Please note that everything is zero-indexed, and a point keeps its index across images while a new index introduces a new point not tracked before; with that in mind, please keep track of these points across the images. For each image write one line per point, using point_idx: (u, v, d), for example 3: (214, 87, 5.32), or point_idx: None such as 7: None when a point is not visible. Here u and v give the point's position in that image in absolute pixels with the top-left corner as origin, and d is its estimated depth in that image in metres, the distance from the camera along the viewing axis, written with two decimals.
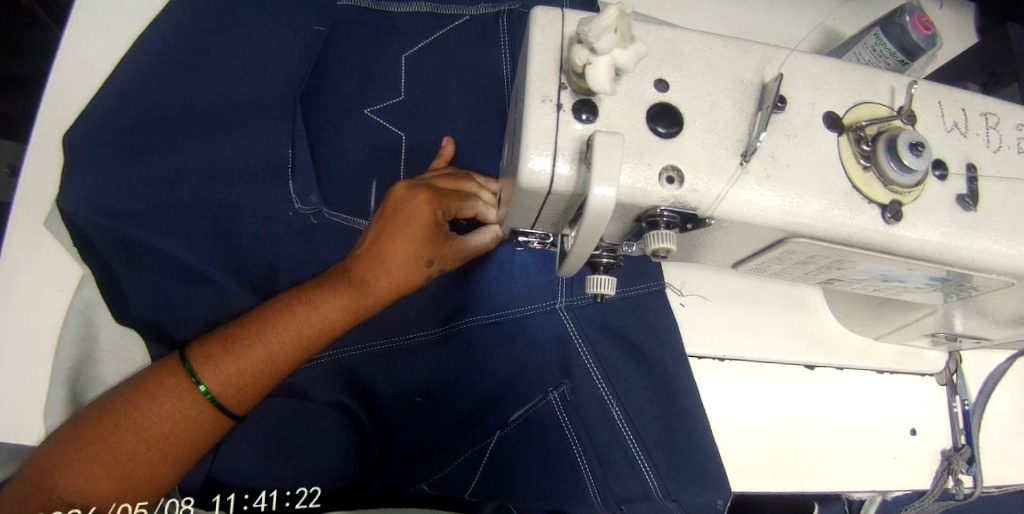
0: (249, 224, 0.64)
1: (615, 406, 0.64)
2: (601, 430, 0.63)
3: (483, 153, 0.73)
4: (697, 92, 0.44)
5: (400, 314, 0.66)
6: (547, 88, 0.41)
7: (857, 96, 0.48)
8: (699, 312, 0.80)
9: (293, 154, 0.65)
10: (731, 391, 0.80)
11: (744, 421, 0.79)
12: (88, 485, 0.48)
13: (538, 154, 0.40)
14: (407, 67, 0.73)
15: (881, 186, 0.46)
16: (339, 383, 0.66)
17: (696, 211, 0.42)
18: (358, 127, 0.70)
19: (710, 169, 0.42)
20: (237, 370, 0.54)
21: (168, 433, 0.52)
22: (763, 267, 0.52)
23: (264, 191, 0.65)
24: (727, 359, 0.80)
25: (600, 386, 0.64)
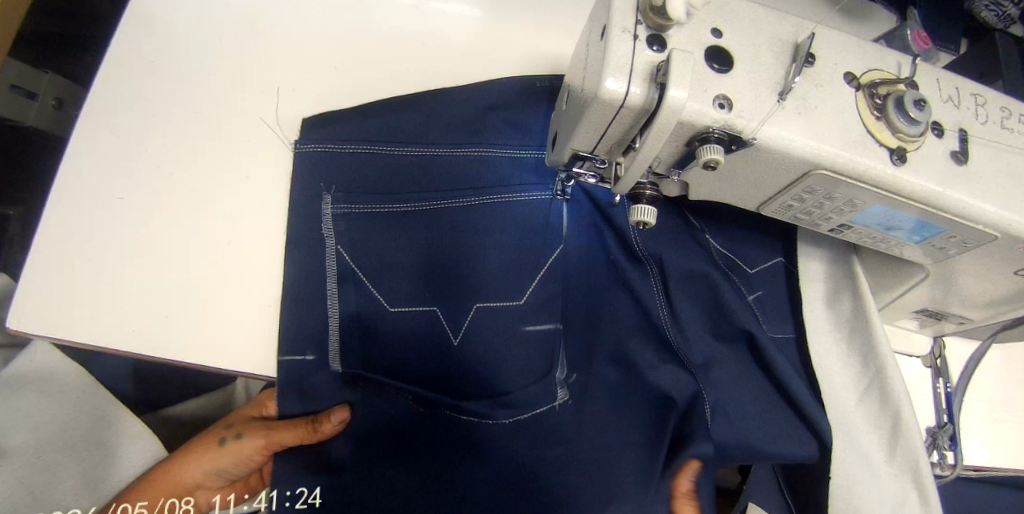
0: (355, 206, 0.75)
1: (670, 319, 0.76)
2: (679, 339, 0.75)
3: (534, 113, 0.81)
4: (744, 41, 0.53)
5: (481, 247, 0.74)
6: (626, 22, 0.50)
7: (871, 64, 0.58)
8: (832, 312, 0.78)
9: (376, 165, 0.77)
10: (838, 389, 0.75)
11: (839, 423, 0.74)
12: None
13: (615, 74, 0.49)
14: (442, 95, 0.82)
15: (889, 133, 0.55)
16: (423, 295, 0.74)
17: (741, 134, 0.51)
18: (404, 168, 0.78)
19: (755, 101, 0.51)
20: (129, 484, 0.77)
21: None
22: (785, 206, 0.60)
23: (351, 156, 0.77)
24: (840, 364, 0.76)
25: (659, 300, 0.76)
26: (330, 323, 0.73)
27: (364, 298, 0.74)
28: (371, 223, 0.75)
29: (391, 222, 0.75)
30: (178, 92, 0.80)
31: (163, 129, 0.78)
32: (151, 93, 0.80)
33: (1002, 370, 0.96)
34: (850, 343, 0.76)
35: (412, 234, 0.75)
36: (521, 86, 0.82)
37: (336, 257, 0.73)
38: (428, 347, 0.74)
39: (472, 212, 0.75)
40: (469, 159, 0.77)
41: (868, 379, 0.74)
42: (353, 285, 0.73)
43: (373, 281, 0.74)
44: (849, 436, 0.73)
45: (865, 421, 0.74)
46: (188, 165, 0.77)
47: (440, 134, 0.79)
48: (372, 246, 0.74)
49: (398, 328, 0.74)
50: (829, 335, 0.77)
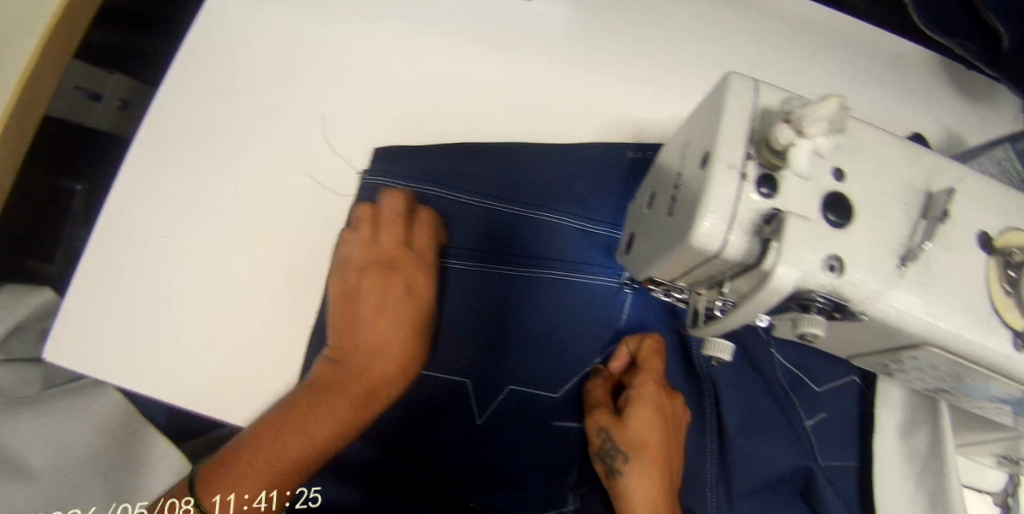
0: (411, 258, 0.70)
1: (726, 431, 0.64)
2: (736, 458, 0.63)
3: (605, 186, 0.74)
4: (870, 188, 0.45)
5: (530, 329, 0.68)
6: (734, 155, 0.43)
7: (1011, 221, 0.49)
8: (907, 445, 0.66)
9: (439, 214, 0.72)
10: None
11: None
12: (244, 482, 0.54)
13: (714, 217, 0.42)
14: (529, 148, 0.76)
15: (1016, 311, 0.47)
16: (459, 368, 0.67)
17: (848, 302, 0.44)
18: (465, 219, 0.72)
19: (871, 266, 0.44)
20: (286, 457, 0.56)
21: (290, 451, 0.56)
22: (876, 364, 0.53)
23: (417, 201, 0.72)
24: (904, 499, 0.65)
25: (710, 408, 0.66)
26: None
27: None
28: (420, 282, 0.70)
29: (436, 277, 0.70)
30: (234, 115, 0.76)
31: (212, 155, 0.75)
32: (206, 115, 0.76)
33: None
34: (921, 481, 0.65)
35: (455, 294, 0.69)
36: (598, 156, 0.76)
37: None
38: (449, 423, 0.66)
39: (529, 283, 0.69)
40: (539, 230, 0.71)
41: None
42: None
43: None
44: None
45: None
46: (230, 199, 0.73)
47: (516, 192, 0.73)
48: None
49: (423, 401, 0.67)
50: (899, 469, 0.66)
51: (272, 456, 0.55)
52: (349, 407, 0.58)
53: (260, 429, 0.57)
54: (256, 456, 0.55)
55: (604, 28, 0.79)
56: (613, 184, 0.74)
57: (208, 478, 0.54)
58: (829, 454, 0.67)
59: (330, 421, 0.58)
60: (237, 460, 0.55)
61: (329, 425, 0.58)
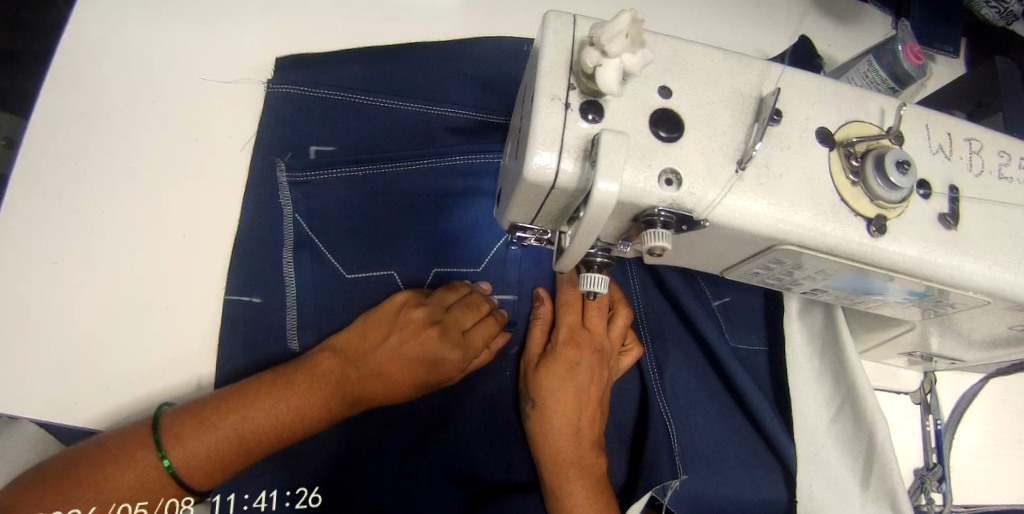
0: (324, 176, 0.71)
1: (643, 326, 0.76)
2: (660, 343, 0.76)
3: (491, 97, 0.79)
4: (698, 100, 0.46)
5: (450, 231, 0.73)
6: (557, 87, 0.43)
7: (849, 115, 0.50)
8: (806, 334, 0.70)
9: (343, 125, 0.74)
10: (808, 406, 0.69)
11: (809, 442, 0.68)
12: (205, 444, 0.55)
13: (545, 150, 0.42)
14: (422, 56, 0.79)
15: (867, 200, 0.48)
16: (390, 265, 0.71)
17: (691, 212, 0.44)
18: (371, 125, 0.75)
19: (707, 174, 0.44)
20: (247, 424, 0.57)
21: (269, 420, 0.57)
22: (750, 274, 0.54)
23: (323, 122, 0.74)
24: (814, 384, 0.70)
25: (637, 311, 0.77)
26: (285, 291, 0.69)
27: (322, 269, 0.70)
28: (332, 200, 0.71)
29: (348, 191, 0.71)
30: (98, 130, 0.72)
31: (78, 173, 0.70)
32: (65, 133, 0.71)
33: (1005, 404, 0.86)
34: (822, 359, 0.69)
35: (369, 199, 0.72)
36: (485, 58, 0.80)
37: (295, 225, 0.70)
38: None
39: (433, 176, 0.72)
40: (440, 133, 0.76)
41: (844, 398, 0.67)
42: (317, 249, 0.70)
43: (329, 248, 0.70)
44: (816, 456, 0.68)
45: (833, 450, 0.68)
46: (102, 221, 0.69)
47: (419, 95, 0.77)
48: (327, 212, 0.71)
49: (358, 300, 0.70)
50: (806, 352, 0.70)
51: (233, 417, 0.56)
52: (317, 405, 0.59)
53: (239, 390, 0.58)
54: (220, 411, 0.57)
55: (470, 20, 0.84)
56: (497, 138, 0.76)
57: (175, 427, 0.56)
58: (736, 338, 0.78)
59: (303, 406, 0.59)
60: (205, 411, 0.57)
61: (294, 406, 0.58)
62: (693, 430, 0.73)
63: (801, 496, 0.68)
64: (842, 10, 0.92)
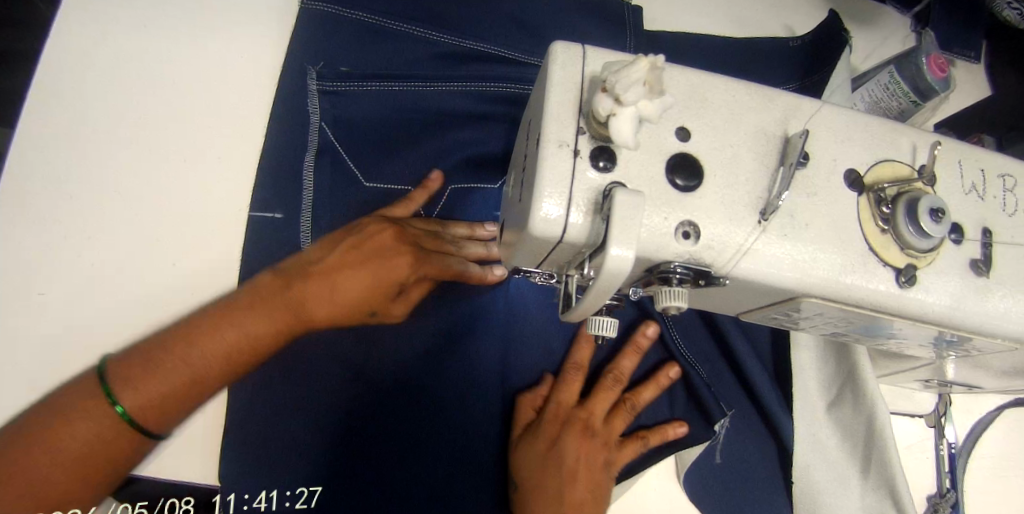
0: (352, 94, 0.67)
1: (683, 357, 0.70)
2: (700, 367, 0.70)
3: (521, 41, 0.71)
4: (719, 143, 0.42)
5: (473, 164, 0.71)
6: (564, 132, 0.39)
7: (879, 154, 0.47)
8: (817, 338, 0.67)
9: (377, 40, 0.68)
10: (808, 392, 0.66)
11: (811, 430, 0.65)
12: (149, 385, 0.47)
13: (552, 200, 0.38)
14: None
15: (896, 248, 0.45)
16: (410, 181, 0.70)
17: (710, 267, 0.41)
18: (404, 40, 0.69)
19: (730, 227, 0.41)
20: (194, 362, 0.48)
21: (223, 353, 0.49)
22: (769, 319, 0.50)
23: (352, 41, 0.68)
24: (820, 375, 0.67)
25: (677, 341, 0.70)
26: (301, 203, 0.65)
27: (340, 181, 0.67)
28: (358, 117, 0.68)
29: (369, 100, 0.68)
30: (56, 143, 0.64)
31: (36, 193, 0.62)
32: None
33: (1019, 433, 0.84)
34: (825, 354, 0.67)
35: (390, 113, 0.69)
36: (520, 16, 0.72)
37: (319, 133, 0.66)
38: None
39: (455, 96, 0.69)
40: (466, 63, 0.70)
41: (843, 381, 0.65)
42: (340, 164, 0.67)
43: (351, 160, 0.68)
44: (816, 441, 0.65)
45: (832, 433, 0.66)
46: None
47: (461, 19, 0.71)
48: (351, 130, 0.68)
49: (373, 214, 0.68)
50: (813, 353, 0.67)
51: (184, 351, 0.48)
52: (279, 322, 0.51)
53: (186, 329, 0.49)
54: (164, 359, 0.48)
55: None
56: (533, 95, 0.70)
57: (122, 373, 0.47)
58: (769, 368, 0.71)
59: (271, 321, 0.50)
60: (154, 348, 0.48)
61: (257, 328, 0.50)
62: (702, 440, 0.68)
63: (799, 478, 0.64)
64: (864, 12, 0.86)
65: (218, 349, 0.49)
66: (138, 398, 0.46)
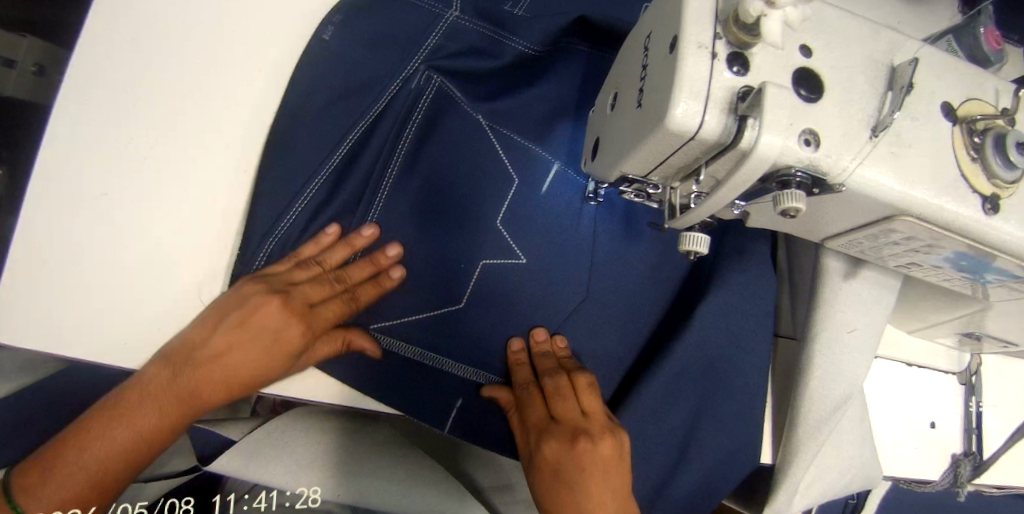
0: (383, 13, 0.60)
1: (735, 319, 0.60)
2: (743, 327, 0.60)
3: None
4: (836, 63, 0.45)
5: (504, 106, 0.61)
6: (703, 35, 0.42)
7: (968, 92, 0.50)
8: (874, 275, 0.57)
9: None
10: (834, 329, 0.58)
11: (823, 373, 0.59)
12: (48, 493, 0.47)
13: (688, 97, 0.41)
14: None
15: (984, 178, 0.48)
16: (419, 110, 0.60)
17: (826, 176, 0.44)
18: None
19: (843, 141, 0.44)
20: (78, 466, 0.48)
21: (109, 451, 0.49)
22: (853, 245, 0.53)
23: None
24: (852, 325, 0.58)
25: (744, 300, 0.60)
26: (310, 125, 0.59)
27: (343, 101, 0.60)
28: (387, 33, 0.60)
29: (433, 16, 0.59)
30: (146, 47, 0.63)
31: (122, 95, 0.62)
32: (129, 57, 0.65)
33: None
34: (864, 290, 0.58)
35: (471, 28, 0.59)
36: None
37: (327, 34, 0.60)
38: (416, 178, 0.60)
39: (473, 31, 0.59)
40: (535, 6, 0.61)
41: (865, 320, 0.58)
42: (339, 105, 0.60)
43: (364, 74, 0.60)
44: (830, 371, 0.59)
45: (851, 361, 0.59)
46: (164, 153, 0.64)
47: None
48: (373, 48, 0.60)
49: (387, 129, 0.59)
50: (859, 285, 0.58)
51: (77, 455, 0.48)
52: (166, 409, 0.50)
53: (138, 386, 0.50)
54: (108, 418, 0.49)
55: None
56: (577, 66, 0.63)
57: (22, 483, 0.47)
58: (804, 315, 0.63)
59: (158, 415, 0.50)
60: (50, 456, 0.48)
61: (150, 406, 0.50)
62: (726, 422, 0.62)
63: (800, 401, 0.60)
64: None
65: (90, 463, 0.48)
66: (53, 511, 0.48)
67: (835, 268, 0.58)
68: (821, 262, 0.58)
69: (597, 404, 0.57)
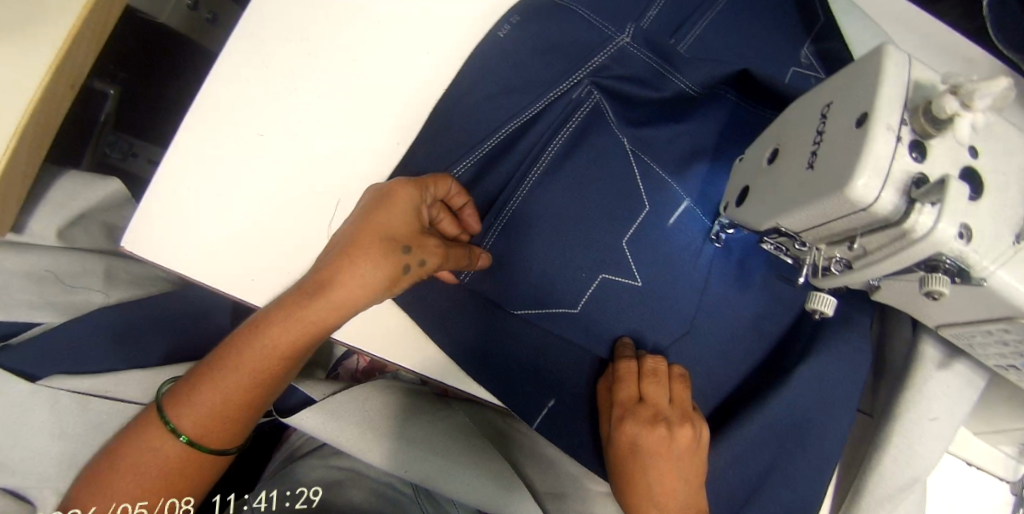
0: (563, 24, 0.65)
1: (826, 387, 0.63)
2: (831, 395, 0.63)
3: None
4: (995, 169, 0.49)
5: (653, 132, 0.66)
6: (893, 118, 0.45)
7: None
8: (969, 372, 0.60)
9: None
10: (918, 412, 0.61)
11: (898, 452, 0.61)
12: (202, 401, 0.54)
13: (870, 172, 0.44)
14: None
15: None
16: (575, 118, 0.64)
17: (971, 268, 0.47)
18: None
19: (993, 240, 0.47)
20: (222, 383, 0.54)
21: (251, 361, 0.54)
22: (961, 336, 0.56)
23: None
24: (936, 412, 0.61)
25: (837, 370, 0.63)
26: (474, 110, 0.65)
27: (509, 95, 0.65)
28: (564, 43, 0.65)
29: (605, 37, 0.64)
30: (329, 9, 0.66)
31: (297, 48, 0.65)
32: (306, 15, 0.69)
33: None
34: (955, 383, 0.60)
35: (638, 58, 0.64)
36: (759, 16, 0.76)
37: (506, 32, 0.66)
38: (559, 183, 0.64)
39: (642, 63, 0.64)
40: (696, 49, 0.68)
41: (950, 411, 0.61)
42: (505, 98, 0.65)
43: (531, 76, 0.65)
44: (906, 450, 0.61)
45: (929, 446, 0.61)
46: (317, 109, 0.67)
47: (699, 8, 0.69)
48: (543, 54, 0.65)
49: (542, 128, 0.64)
50: (952, 378, 0.60)
51: (227, 369, 0.54)
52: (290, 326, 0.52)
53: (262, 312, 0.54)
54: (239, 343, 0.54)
55: None
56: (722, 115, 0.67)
57: (175, 397, 0.55)
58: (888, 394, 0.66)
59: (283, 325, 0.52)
60: (199, 377, 0.55)
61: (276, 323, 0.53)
62: (798, 485, 0.63)
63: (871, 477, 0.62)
64: None
65: (235, 374, 0.54)
66: (206, 416, 0.54)
67: (930, 354, 0.61)
68: (917, 346, 0.62)
69: (685, 397, 0.59)
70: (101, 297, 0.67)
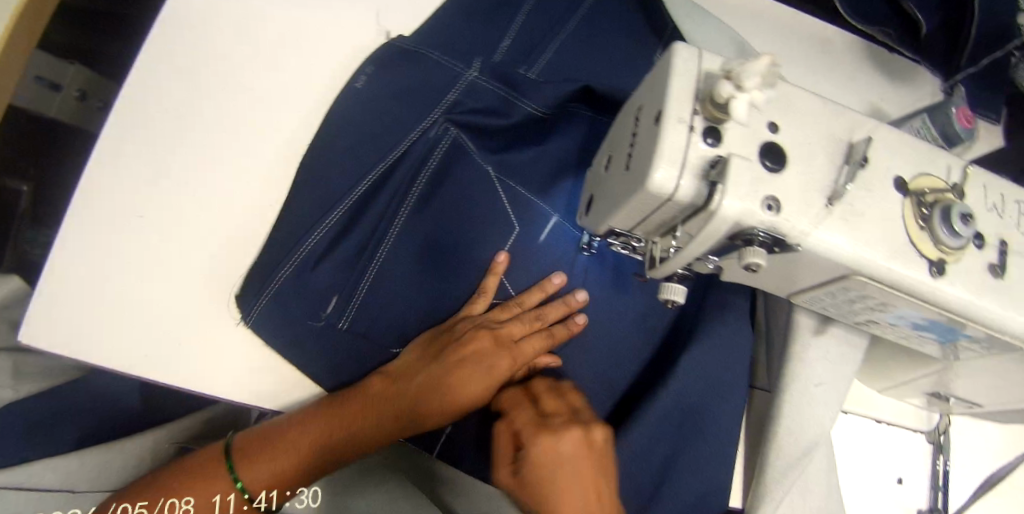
0: (411, 69, 0.68)
1: (705, 367, 0.66)
2: (711, 374, 0.66)
3: None
4: (799, 140, 0.51)
5: (512, 157, 0.69)
6: (683, 111, 0.48)
7: (920, 169, 0.56)
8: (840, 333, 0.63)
9: (455, 31, 0.71)
10: (800, 378, 0.64)
11: (793, 422, 0.63)
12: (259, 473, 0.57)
13: (666, 163, 0.47)
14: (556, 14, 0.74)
15: (930, 243, 0.53)
16: (438, 151, 0.67)
17: (786, 237, 0.50)
18: (494, 21, 0.72)
19: (803, 206, 0.50)
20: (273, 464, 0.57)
21: (299, 437, 0.58)
22: (816, 300, 0.59)
23: (438, 29, 0.71)
24: (818, 378, 0.63)
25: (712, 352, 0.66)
26: (340, 158, 0.66)
27: (365, 139, 0.66)
28: (415, 83, 0.68)
29: (455, 73, 0.67)
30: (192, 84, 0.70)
31: (166, 125, 0.68)
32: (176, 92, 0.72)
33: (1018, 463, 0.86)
34: (829, 345, 0.64)
35: (488, 89, 0.67)
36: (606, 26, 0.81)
37: (360, 84, 0.68)
38: (428, 216, 0.67)
39: (488, 92, 0.67)
40: (548, 69, 0.72)
41: (833, 372, 0.64)
42: (364, 144, 0.66)
43: (389, 118, 0.67)
44: (799, 414, 0.63)
45: (816, 407, 0.63)
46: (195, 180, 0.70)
47: (543, 33, 0.74)
48: (399, 97, 0.68)
49: (405, 169, 0.66)
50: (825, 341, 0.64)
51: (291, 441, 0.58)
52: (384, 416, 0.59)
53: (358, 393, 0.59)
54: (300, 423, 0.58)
55: None
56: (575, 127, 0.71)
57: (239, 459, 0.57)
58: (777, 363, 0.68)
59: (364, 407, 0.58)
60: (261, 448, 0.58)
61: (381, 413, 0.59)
62: (699, 465, 0.65)
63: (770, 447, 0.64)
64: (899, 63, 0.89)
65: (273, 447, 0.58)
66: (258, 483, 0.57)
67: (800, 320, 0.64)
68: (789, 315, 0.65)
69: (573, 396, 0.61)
70: (10, 393, 0.71)
